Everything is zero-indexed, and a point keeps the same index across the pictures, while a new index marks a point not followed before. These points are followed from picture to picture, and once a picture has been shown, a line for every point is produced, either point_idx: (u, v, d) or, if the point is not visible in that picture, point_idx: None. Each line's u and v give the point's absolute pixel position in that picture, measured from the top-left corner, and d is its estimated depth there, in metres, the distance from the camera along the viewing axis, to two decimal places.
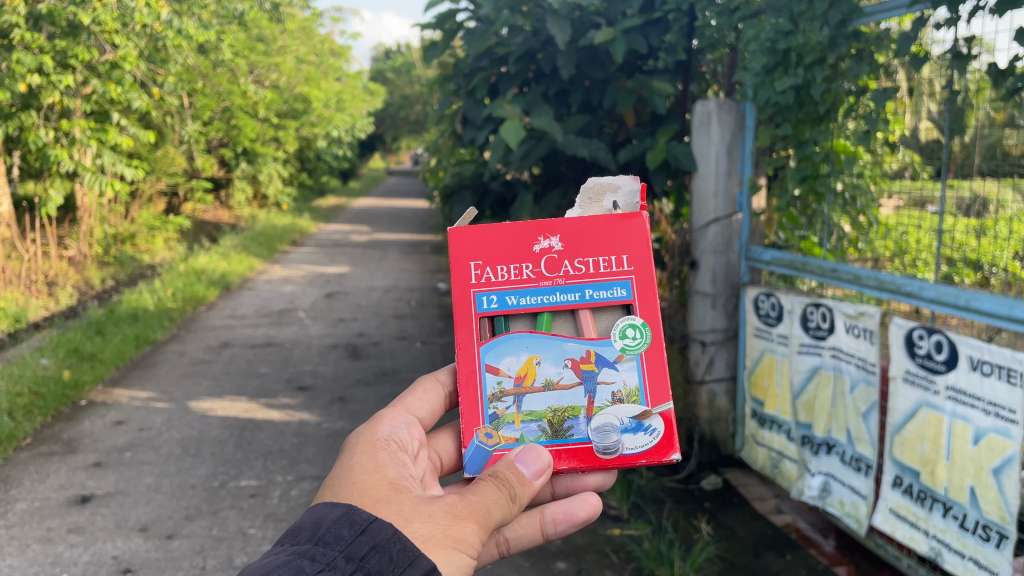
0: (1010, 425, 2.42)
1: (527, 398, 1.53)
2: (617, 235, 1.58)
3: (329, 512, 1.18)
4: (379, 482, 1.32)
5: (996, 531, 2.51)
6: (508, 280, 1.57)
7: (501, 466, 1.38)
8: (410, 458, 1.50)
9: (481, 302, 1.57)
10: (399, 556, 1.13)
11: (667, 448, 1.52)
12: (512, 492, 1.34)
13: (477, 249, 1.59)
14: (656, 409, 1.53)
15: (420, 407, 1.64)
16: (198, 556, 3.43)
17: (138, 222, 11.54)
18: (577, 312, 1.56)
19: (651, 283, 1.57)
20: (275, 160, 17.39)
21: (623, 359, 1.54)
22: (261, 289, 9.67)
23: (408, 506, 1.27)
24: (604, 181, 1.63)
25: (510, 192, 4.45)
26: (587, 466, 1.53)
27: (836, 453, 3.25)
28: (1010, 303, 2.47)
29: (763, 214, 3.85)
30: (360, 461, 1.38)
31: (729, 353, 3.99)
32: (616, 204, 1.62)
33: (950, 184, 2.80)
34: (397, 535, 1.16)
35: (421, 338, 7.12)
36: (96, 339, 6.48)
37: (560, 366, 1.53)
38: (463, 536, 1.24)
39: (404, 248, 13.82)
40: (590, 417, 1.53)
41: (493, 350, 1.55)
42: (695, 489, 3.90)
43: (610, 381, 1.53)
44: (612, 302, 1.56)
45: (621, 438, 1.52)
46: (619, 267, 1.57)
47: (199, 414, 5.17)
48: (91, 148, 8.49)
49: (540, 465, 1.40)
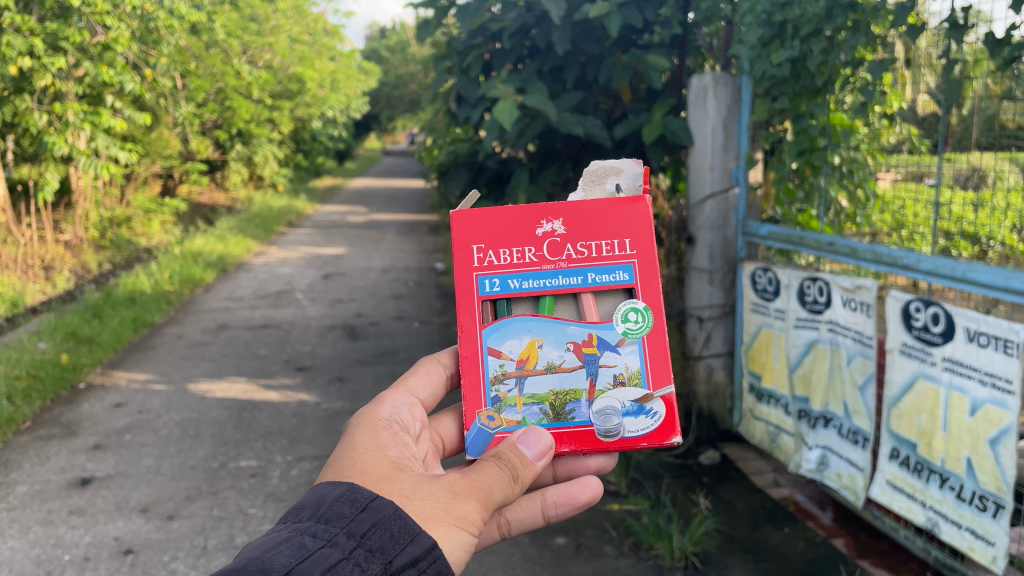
0: (1007, 396, 2.42)
1: (529, 380, 1.52)
2: (619, 217, 1.58)
3: (330, 490, 1.18)
4: (381, 461, 1.32)
5: (992, 502, 2.52)
6: (510, 263, 1.57)
7: (504, 447, 1.37)
8: (413, 440, 1.50)
9: (484, 285, 1.56)
10: (400, 533, 1.13)
11: (668, 432, 1.53)
12: (515, 472, 1.34)
13: (480, 233, 1.58)
14: (658, 392, 1.53)
15: (422, 388, 1.63)
16: (199, 536, 3.45)
17: (134, 206, 11.51)
18: (580, 296, 1.56)
19: (653, 265, 1.56)
20: (271, 142, 17.29)
21: (626, 342, 1.53)
22: (258, 271, 9.64)
23: (410, 484, 1.27)
24: (607, 164, 1.62)
25: (506, 169, 4.45)
26: (588, 449, 1.52)
27: (833, 426, 3.26)
28: (1007, 275, 2.46)
29: (761, 187, 3.86)
30: (362, 441, 1.37)
31: (726, 329, 3.99)
32: (619, 187, 1.61)
33: (948, 157, 2.77)
34: (399, 512, 1.16)
35: (419, 317, 7.13)
36: (94, 322, 6.47)
37: (562, 349, 1.53)
38: (464, 514, 1.24)
39: (402, 227, 13.79)
40: (592, 400, 1.52)
41: (496, 333, 1.55)
42: (692, 463, 3.91)
43: (612, 364, 1.53)
44: (615, 286, 1.56)
45: (623, 421, 1.52)
46: (622, 251, 1.57)
47: (198, 395, 5.18)
48: (85, 131, 8.44)
49: (542, 447, 1.40)
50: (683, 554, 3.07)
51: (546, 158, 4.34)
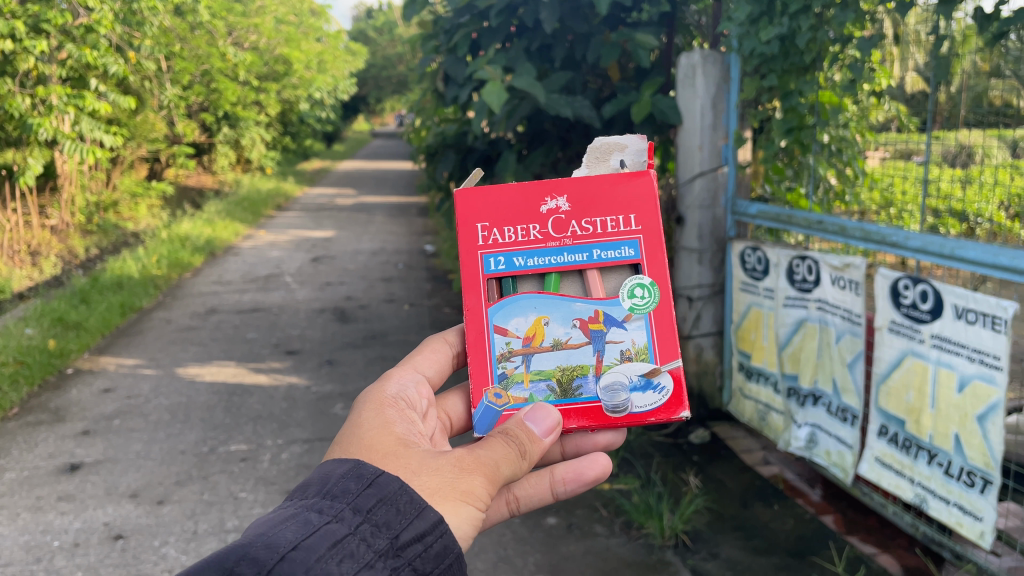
0: (995, 372, 2.43)
1: (535, 357, 1.51)
2: (625, 193, 1.56)
3: (335, 468, 1.16)
4: (386, 437, 1.31)
5: (980, 477, 2.53)
6: (515, 241, 1.55)
7: (511, 424, 1.37)
8: (419, 417, 1.49)
9: (489, 264, 1.55)
10: (406, 507, 1.12)
11: (676, 406, 1.52)
12: (522, 449, 1.33)
13: (484, 211, 1.57)
14: (666, 366, 1.52)
15: (428, 365, 1.62)
16: (190, 520, 3.44)
17: (120, 190, 11.41)
18: (585, 273, 1.54)
19: (659, 241, 1.55)
20: (258, 124, 17.16)
21: (632, 317, 1.53)
22: (246, 255, 9.59)
23: (416, 460, 1.25)
24: (611, 141, 1.61)
25: (494, 150, 4.39)
26: (597, 425, 1.51)
27: (822, 404, 3.27)
28: (995, 251, 2.46)
29: (749, 166, 3.82)
30: (368, 418, 1.36)
31: (716, 308, 4.01)
32: (623, 163, 1.60)
33: (935, 135, 2.78)
34: (405, 488, 1.15)
35: (409, 300, 7.11)
36: (81, 308, 6.43)
37: (569, 326, 1.52)
38: (471, 489, 1.23)
39: (391, 210, 13.72)
40: (600, 375, 1.51)
41: (501, 311, 1.54)
42: (682, 442, 3.93)
43: (618, 340, 1.52)
44: (620, 262, 1.54)
45: (631, 396, 1.51)
46: (627, 227, 1.55)
47: (187, 379, 5.16)
48: (69, 115, 8.34)
49: (550, 424, 1.40)
50: (672, 532, 3.08)
51: (535, 139, 4.31)
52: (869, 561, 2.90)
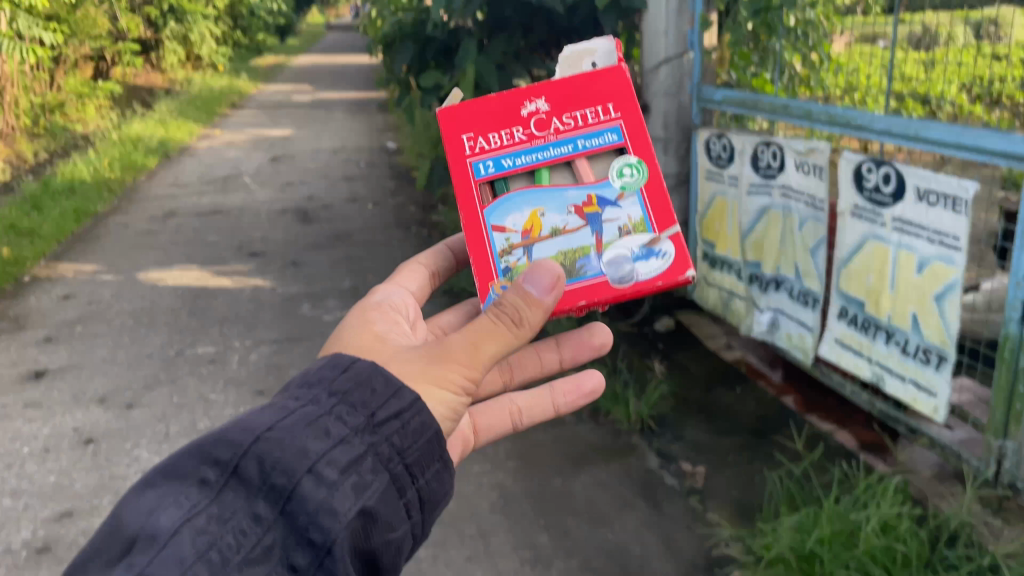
0: (954, 252, 2.46)
1: (535, 248, 1.50)
2: (599, 84, 1.56)
3: (313, 360, 1.23)
4: (366, 339, 1.37)
5: (935, 354, 2.61)
6: (501, 145, 1.53)
7: (506, 294, 1.27)
8: (407, 323, 1.52)
9: (478, 169, 1.52)
10: (382, 386, 1.18)
11: (682, 267, 1.50)
12: (515, 318, 1.25)
13: (466, 122, 1.55)
14: (665, 234, 1.51)
15: (410, 284, 1.65)
16: (161, 423, 3.45)
17: (64, 90, 10.91)
18: (574, 163, 1.53)
19: (640, 123, 1.55)
20: (206, 17, 16.38)
21: (625, 196, 1.52)
22: (203, 155, 9.32)
23: (388, 354, 1.31)
24: (579, 48, 1.62)
25: (454, 40, 4.24)
26: (607, 300, 1.49)
27: (784, 289, 3.31)
28: (958, 132, 2.45)
29: (716, 50, 3.71)
30: (351, 326, 1.42)
31: (681, 198, 4.00)
32: (595, 65, 1.61)
33: (902, 19, 2.74)
34: (378, 369, 1.21)
35: (373, 198, 6.99)
36: (33, 215, 6.23)
37: (564, 214, 1.51)
38: (447, 374, 1.25)
39: (351, 107, 13.34)
40: (601, 253, 1.50)
41: (496, 211, 1.51)
42: (648, 331, 3.98)
43: (614, 218, 1.51)
44: (605, 149, 1.54)
45: (635, 265, 1.50)
46: (607, 115, 1.55)
47: (149, 283, 5.08)
48: (3, 11, 7.88)
49: (551, 280, 1.27)
50: (639, 418, 3.16)
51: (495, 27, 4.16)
52: (828, 438, 3.03)
